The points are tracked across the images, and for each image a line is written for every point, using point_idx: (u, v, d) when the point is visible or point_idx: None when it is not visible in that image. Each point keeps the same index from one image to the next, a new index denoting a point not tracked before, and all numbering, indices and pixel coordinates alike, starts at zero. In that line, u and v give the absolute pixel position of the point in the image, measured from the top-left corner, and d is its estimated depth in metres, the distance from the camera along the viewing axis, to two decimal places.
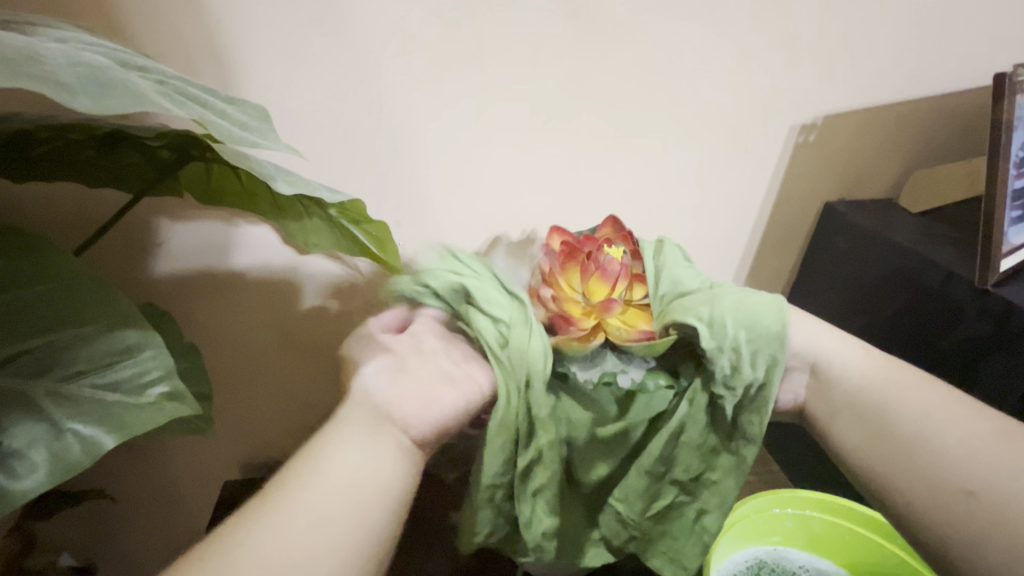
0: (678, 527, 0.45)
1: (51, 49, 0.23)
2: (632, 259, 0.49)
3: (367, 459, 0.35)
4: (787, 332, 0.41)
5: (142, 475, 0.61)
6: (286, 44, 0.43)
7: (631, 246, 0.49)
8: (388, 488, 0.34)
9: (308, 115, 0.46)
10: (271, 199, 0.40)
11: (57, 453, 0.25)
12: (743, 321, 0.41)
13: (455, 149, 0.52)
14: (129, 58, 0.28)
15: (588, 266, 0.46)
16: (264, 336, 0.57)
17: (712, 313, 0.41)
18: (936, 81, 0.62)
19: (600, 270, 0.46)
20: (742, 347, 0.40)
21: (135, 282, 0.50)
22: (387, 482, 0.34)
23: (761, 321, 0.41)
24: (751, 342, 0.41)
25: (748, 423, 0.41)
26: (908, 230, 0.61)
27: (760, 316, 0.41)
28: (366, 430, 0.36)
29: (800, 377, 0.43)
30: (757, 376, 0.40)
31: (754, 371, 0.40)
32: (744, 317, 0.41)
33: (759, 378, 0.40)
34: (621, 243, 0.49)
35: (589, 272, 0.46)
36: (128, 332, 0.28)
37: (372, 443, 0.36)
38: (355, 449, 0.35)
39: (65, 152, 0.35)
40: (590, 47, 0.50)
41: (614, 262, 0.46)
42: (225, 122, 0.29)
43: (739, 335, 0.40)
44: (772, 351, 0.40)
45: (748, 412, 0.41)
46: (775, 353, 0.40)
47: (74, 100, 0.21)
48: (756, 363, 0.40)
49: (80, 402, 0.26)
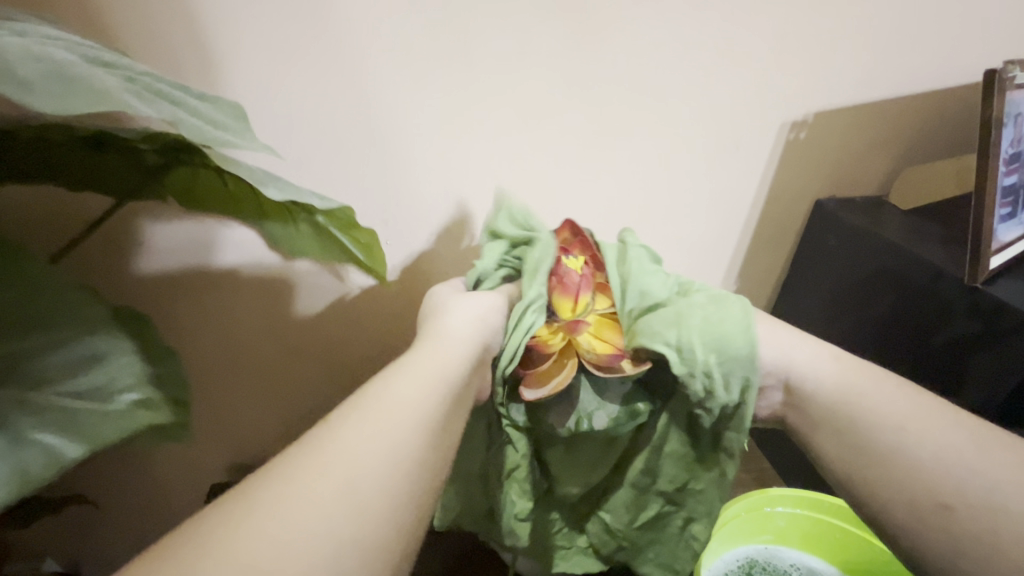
0: (667, 535, 0.47)
1: (14, 44, 0.22)
2: (593, 269, 0.46)
3: (415, 411, 0.31)
4: (757, 351, 0.40)
5: (124, 481, 0.59)
6: (268, 37, 0.42)
7: (589, 253, 0.46)
8: (435, 449, 0.31)
9: (289, 111, 0.45)
10: (256, 206, 0.39)
11: (19, 467, 0.24)
12: (714, 343, 0.39)
13: (443, 146, 0.51)
14: (98, 54, 0.26)
15: (547, 280, 0.44)
16: (244, 338, 0.56)
17: (679, 338, 0.39)
18: (928, 77, 0.61)
19: (560, 282, 0.44)
20: (715, 372, 0.39)
21: (119, 280, 0.48)
22: (434, 444, 0.31)
23: (731, 342, 0.39)
24: (723, 365, 0.39)
25: (729, 439, 0.41)
26: (897, 227, 0.61)
27: (730, 337, 0.40)
28: (409, 386, 0.33)
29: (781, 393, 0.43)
30: (732, 399, 0.39)
31: (730, 393, 0.39)
32: (712, 340, 0.39)
33: (734, 400, 0.39)
34: (578, 251, 0.47)
35: (551, 286, 0.44)
36: (95, 339, 0.28)
37: (447, 383, 0.35)
38: (400, 400, 0.32)
39: (44, 153, 0.33)
40: (581, 42, 0.49)
41: (573, 274, 0.44)
42: (201, 123, 0.28)
43: (710, 359, 0.39)
44: (746, 373, 0.39)
45: (729, 428, 0.41)
46: (749, 375, 0.39)
47: (33, 98, 0.20)
48: (729, 386, 0.39)
49: (43, 412, 0.25)
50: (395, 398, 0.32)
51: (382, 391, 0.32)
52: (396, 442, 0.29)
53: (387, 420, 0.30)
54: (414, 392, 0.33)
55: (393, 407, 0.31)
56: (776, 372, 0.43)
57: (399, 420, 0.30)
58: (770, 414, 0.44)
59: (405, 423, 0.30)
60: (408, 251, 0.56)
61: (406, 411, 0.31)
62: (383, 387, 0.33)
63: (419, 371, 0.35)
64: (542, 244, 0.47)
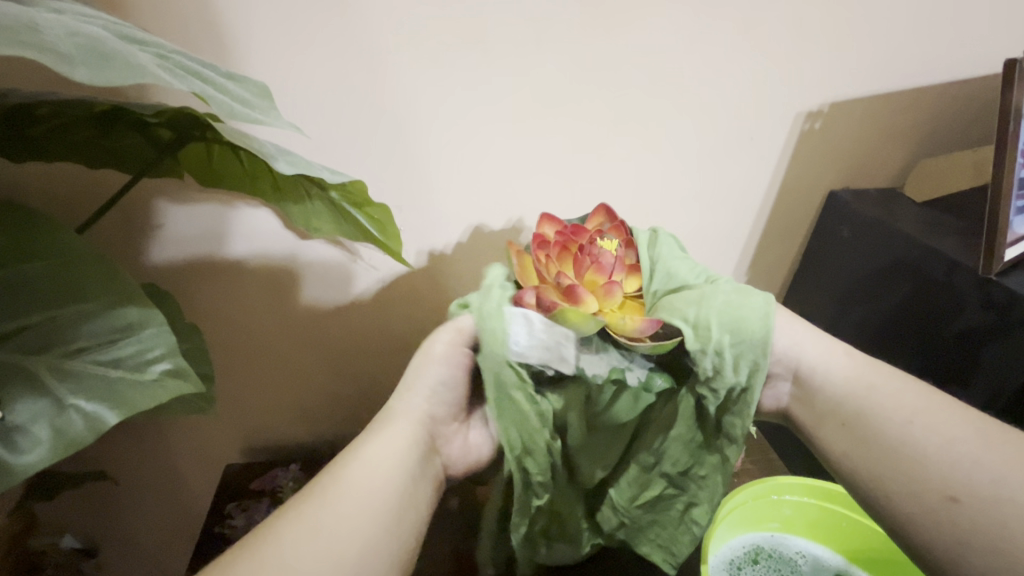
0: (667, 517, 0.47)
1: (49, 20, 0.22)
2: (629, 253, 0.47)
3: (373, 493, 0.35)
4: (771, 337, 0.40)
5: (140, 462, 0.61)
6: (287, 21, 0.43)
7: (622, 237, 0.47)
8: (398, 530, 0.35)
9: (305, 91, 0.45)
10: (272, 180, 0.40)
11: (60, 428, 0.25)
12: (729, 324, 0.40)
13: (458, 131, 0.51)
14: (128, 31, 0.27)
15: (582, 258, 0.43)
16: (261, 325, 0.57)
17: (697, 315, 0.41)
18: (949, 66, 0.61)
19: (596, 260, 0.43)
20: (726, 351, 0.39)
21: (135, 265, 0.50)
22: (396, 525, 0.35)
23: (747, 325, 0.40)
24: (734, 346, 0.40)
25: (732, 424, 0.41)
26: (912, 220, 0.61)
27: (747, 321, 0.40)
28: (373, 467, 0.37)
29: (785, 385, 0.44)
30: (739, 380, 0.40)
31: (737, 374, 0.39)
32: (729, 320, 0.40)
33: (741, 383, 0.40)
34: (614, 235, 0.47)
35: (585, 265, 0.42)
36: (128, 309, 0.29)
37: (417, 458, 0.39)
38: (365, 481, 0.36)
39: (63, 130, 0.34)
40: (596, 28, 0.49)
41: (608, 254, 0.44)
42: (226, 98, 0.28)
43: (723, 338, 0.40)
44: (755, 356, 0.40)
45: (731, 413, 0.41)
46: (759, 358, 0.40)
47: (74, 71, 0.20)
48: (739, 367, 0.39)
49: (82, 377, 0.27)
50: (359, 485, 0.36)
51: (366, 446, 0.38)
52: (353, 526, 0.33)
53: (347, 512, 0.34)
54: (372, 470, 0.37)
55: (353, 492, 0.35)
56: (784, 361, 0.43)
57: (360, 501, 0.35)
58: (776, 406, 0.45)
59: (365, 508, 0.34)
60: (422, 235, 0.56)
61: (364, 499, 0.35)
62: (351, 466, 0.37)
63: (383, 448, 0.38)
64: (576, 227, 0.47)
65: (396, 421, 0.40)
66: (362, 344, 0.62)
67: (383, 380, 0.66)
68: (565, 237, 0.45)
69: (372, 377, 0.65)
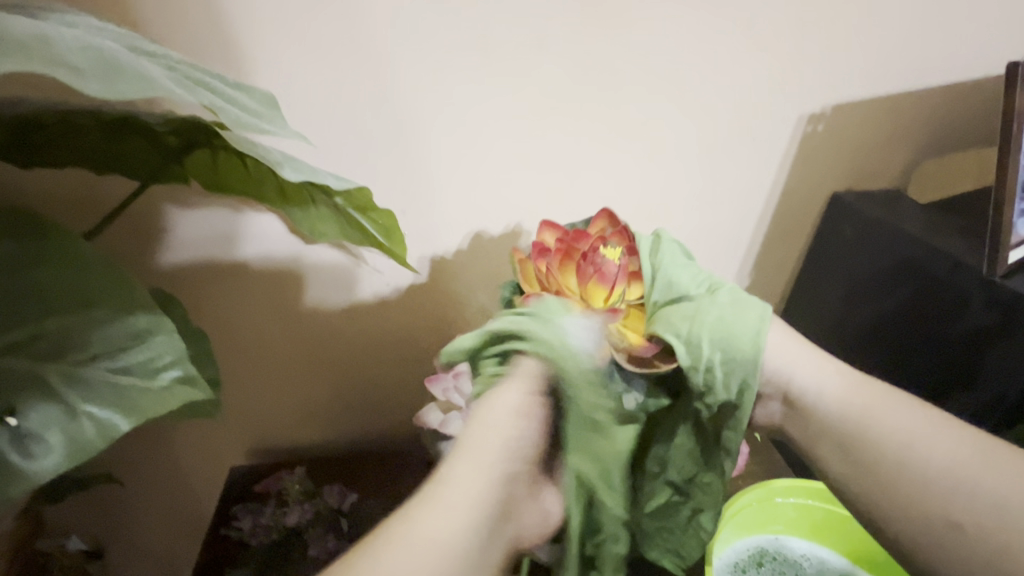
0: (675, 523, 0.47)
1: (62, 34, 0.23)
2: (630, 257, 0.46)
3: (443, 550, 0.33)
4: (761, 356, 0.40)
5: (146, 464, 0.62)
6: (292, 28, 0.43)
7: (626, 242, 0.46)
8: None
9: (310, 97, 0.46)
10: (278, 186, 0.41)
11: (73, 434, 0.26)
12: (720, 341, 0.41)
13: (462, 136, 0.51)
14: (138, 43, 0.27)
15: (585, 268, 0.44)
16: (267, 329, 0.58)
17: (690, 331, 0.41)
18: (951, 68, 0.61)
19: (599, 271, 0.44)
20: (715, 368, 0.40)
21: (143, 269, 0.50)
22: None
23: (738, 343, 0.40)
24: (725, 364, 0.40)
25: (728, 438, 0.41)
26: (915, 221, 0.61)
27: (737, 338, 0.41)
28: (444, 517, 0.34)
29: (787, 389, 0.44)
30: (730, 397, 0.40)
31: (728, 392, 0.40)
32: (720, 337, 0.41)
33: (732, 399, 0.40)
34: (617, 241, 0.47)
35: (587, 275, 0.44)
36: (138, 316, 0.29)
37: (491, 507, 0.36)
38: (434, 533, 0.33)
39: (71, 137, 0.35)
40: (599, 32, 0.49)
41: (611, 264, 0.44)
42: (234, 108, 0.28)
43: (713, 355, 0.40)
44: (744, 374, 0.40)
45: (727, 427, 0.41)
46: (748, 376, 0.40)
47: (86, 84, 0.21)
48: (728, 384, 0.40)
49: (93, 384, 0.27)
50: (425, 535, 0.33)
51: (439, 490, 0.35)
52: None
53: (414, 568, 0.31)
54: (444, 521, 0.34)
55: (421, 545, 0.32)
56: (775, 381, 0.43)
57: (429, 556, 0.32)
58: (769, 422, 0.45)
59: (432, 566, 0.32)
60: (425, 239, 0.57)
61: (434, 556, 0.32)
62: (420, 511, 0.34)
63: (456, 494, 0.35)
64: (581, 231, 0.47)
65: (471, 462, 0.37)
66: (367, 346, 0.62)
67: (386, 383, 0.66)
68: (569, 245, 0.45)
69: (376, 380, 0.65)
